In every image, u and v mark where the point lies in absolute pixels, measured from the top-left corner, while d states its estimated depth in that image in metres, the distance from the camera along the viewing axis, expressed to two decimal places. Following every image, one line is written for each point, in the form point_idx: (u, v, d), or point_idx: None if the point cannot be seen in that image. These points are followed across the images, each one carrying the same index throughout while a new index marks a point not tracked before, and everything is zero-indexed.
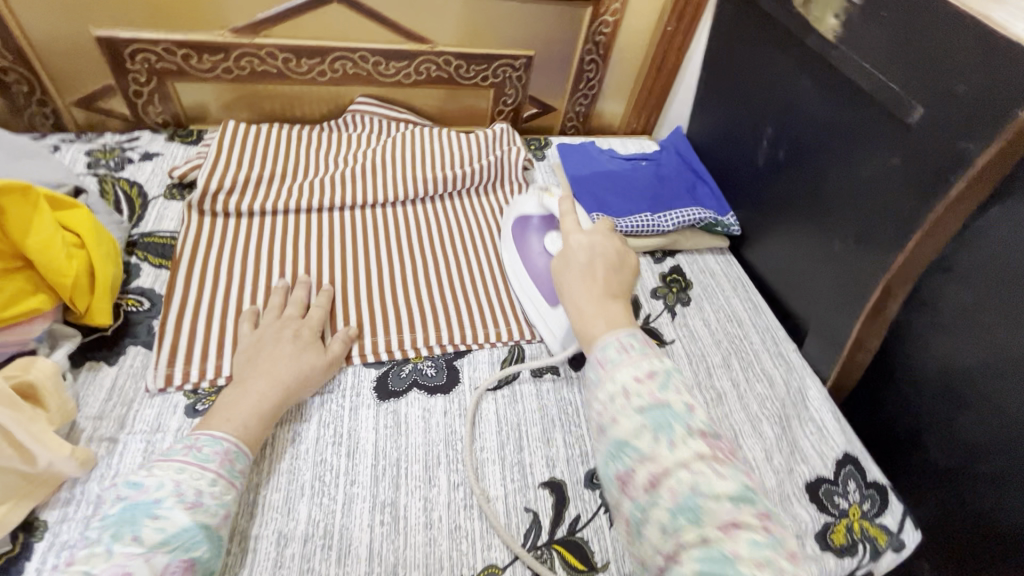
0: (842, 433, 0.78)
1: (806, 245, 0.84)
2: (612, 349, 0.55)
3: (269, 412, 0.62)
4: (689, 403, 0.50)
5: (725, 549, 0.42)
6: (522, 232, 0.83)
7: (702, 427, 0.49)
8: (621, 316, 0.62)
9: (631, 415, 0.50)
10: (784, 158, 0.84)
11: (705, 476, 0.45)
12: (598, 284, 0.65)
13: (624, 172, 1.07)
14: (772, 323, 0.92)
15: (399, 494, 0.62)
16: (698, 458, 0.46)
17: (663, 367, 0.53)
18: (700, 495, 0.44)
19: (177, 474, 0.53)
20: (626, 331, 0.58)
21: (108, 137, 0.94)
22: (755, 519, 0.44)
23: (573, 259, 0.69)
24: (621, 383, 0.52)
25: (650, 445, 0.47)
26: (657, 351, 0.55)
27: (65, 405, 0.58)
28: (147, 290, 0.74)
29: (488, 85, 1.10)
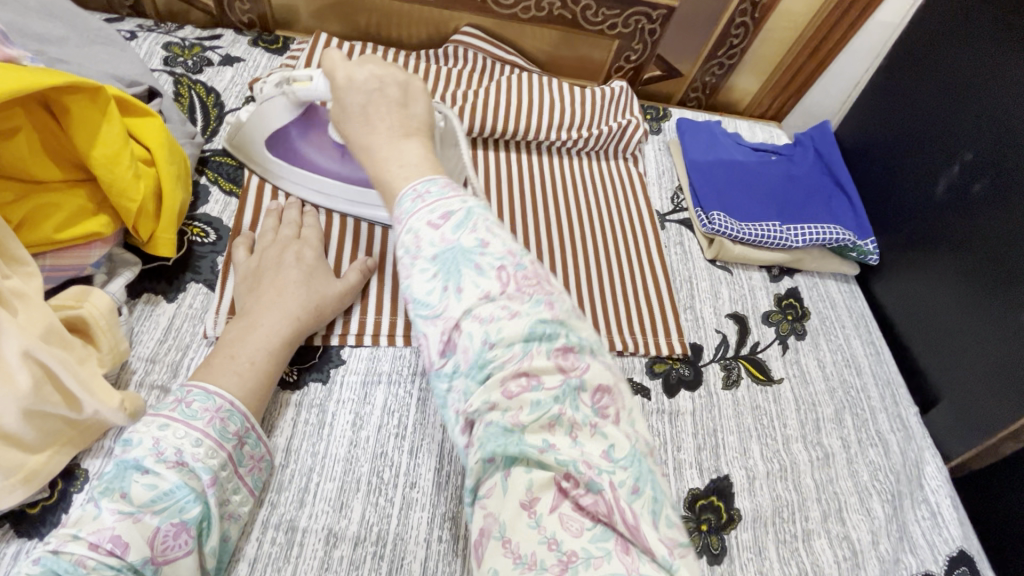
0: (961, 527, 0.66)
1: (971, 303, 0.70)
2: (406, 201, 0.39)
3: (279, 350, 0.54)
4: (484, 240, 0.36)
5: (506, 419, 0.33)
6: (291, 147, 0.65)
7: (498, 260, 0.36)
8: (420, 155, 0.43)
9: (422, 266, 0.36)
10: (979, 192, 0.70)
11: (498, 327, 0.34)
12: (384, 117, 0.45)
13: (751, 163, 0.91)
14: (896, 378, 0.78)
15: (461, 509, 0.55)
16: (488, 302, 0.34)
17: (464, 206, 0.38)
18: (488, 347, 0.33)
19: (158, 431, 0.44)
20: (425, 177, 0.41)
21: (188, 31, 0.83)
22: (547, 362, 0.34)
23: (346, 100, 0.46)
24: (414, 232, 0.37)
25: (439, 297, 0.35)
26: (463, 191, 0.39)
27: (118, 346, 0.51)
28: (214, 220, 0.66)
29: (615, 35, 0.93)
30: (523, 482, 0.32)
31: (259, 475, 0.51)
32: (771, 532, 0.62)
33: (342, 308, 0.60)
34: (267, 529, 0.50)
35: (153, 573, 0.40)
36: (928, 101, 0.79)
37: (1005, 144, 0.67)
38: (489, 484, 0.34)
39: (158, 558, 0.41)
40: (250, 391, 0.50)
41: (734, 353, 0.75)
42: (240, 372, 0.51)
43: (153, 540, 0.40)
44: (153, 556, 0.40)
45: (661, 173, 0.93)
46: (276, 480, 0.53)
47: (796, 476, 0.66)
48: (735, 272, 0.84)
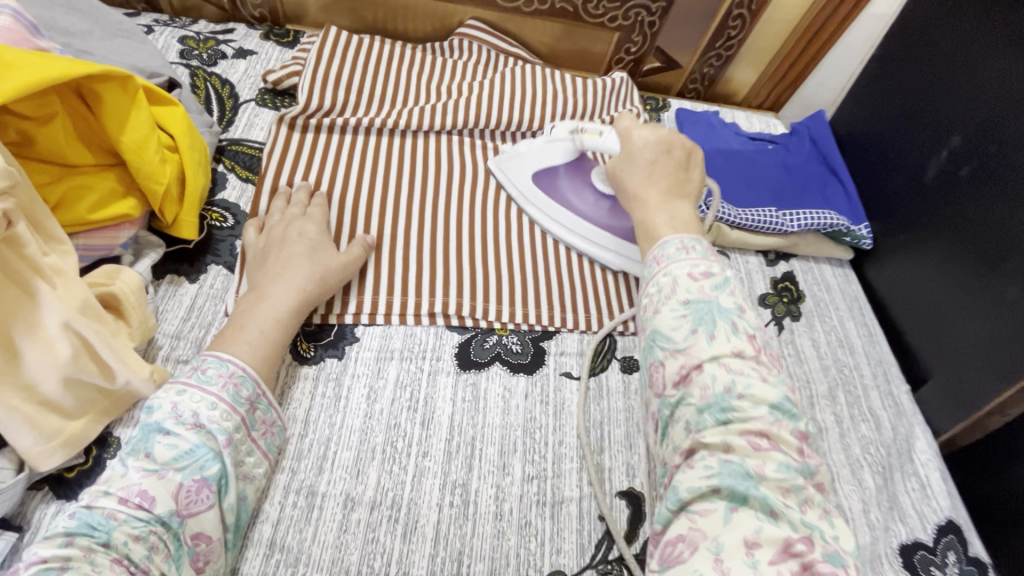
0: (949, 498, 0.69)
1: (961, 280, 0.73)
2: (671, 247, 0.50)
3: (286, 317, 0.56)
4: (740, 305, 0.46)
5: (750, 466, 0.39)
6: (552, 185, 0.75)
7: (749, 328, 0.45)
8: (688, 215, 0.56)
9: (674, 307, 0.46)
10: (966, 176, 0.72)
11: (745, 378, 0.42)
12: (663, 179, 0.59)
13: (747, 151, 0.94)
14: (888, 357, 0.81)
15: (471, 476, 0.57)
16: (735, 354, 0.43)
17: (721, 273, 0.47)
18: (733, 395, 0.41)
19: (175, 396, 0.47)
20: (689, 235, 0.52)
21: (202, 25, 0.86)
22: (791, 439, 0.41)
23: (635, 156, 0.61)
24: (674, 275, 0.48)
25: (685, 338, 0.44)
26: (719, 258, 0.49)
27: (147, 322, 0.54)
28: (232, 205, 0.69)
29: (615, 27, 0.96)
30: (752, 526, 0.37)
31: (272, 439, 0.53)
32: None
33: (346, 279, 0.63)
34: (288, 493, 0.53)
35: (179, 526, 0.43)
36: (918, 89, 0.81)
37: (991, 129, 0.70)
38: (703, 505, 0.39)
39: (183, 511, 0.43)
40: (261, 356, 0.53)
41: None
42: (251, 339, 0.53)
43: (176, 494, 0.43)
44: (178, 509, 0.43)
45: None
46: (295, 448, 0.56)
47: None
48: (732, 256, 0.86)
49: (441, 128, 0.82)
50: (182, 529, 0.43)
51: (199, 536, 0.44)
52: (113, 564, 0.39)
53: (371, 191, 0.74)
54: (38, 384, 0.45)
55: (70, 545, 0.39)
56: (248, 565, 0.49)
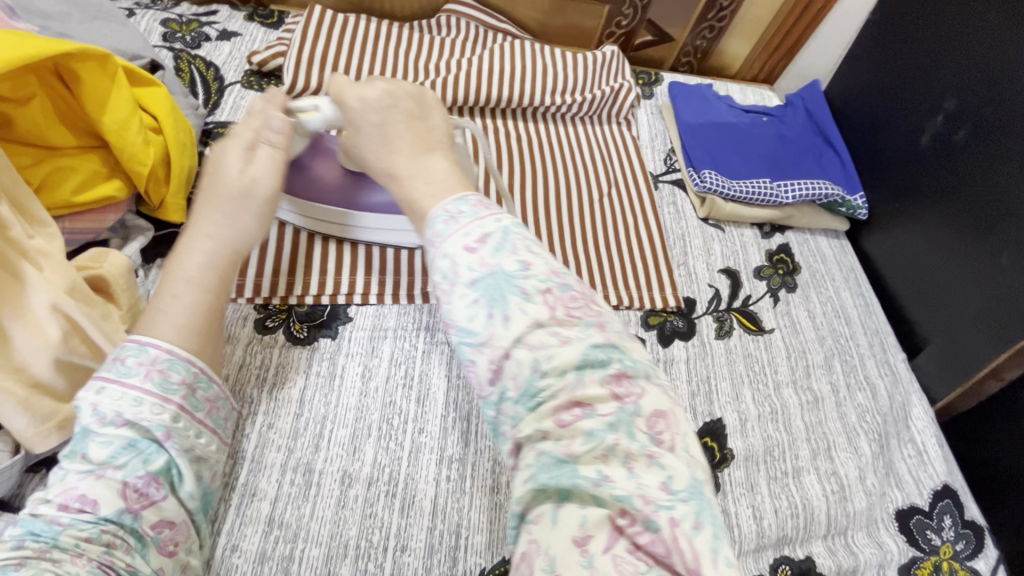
0: (945, 463, 0.70)
1: (957, 248, 0.72)
2: (437, 222, 0.40)
3: (213, 281, 0.47)
4: (526, 261, 0.37)
5: (560, 450, 0.33)
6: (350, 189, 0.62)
7: (542, 283, 0.36)
8: (442, 168, 0.45)
9: (461, 292, 0.37)
10: (961, 140, 0.72)
11: (542, 348, 0.35)
12: (395, 132, 0.48)
13: (741, 124, 0.92)
14: (884, 327, 0.81)
15: (467, 451, 0.58)
16: (538, 328, 0.35)
17: (499, 226, 0.39)
18: (540, 375, 0.34)
19: (94, 395, 0.41)
20: (458, 196, 0.42)
21: (184, 8, 0.85)
22: (602, 391, 0.34)
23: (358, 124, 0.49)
24: (450, 256, 0.38)
25: (485, 326, 0.36)
26: (500, 209, 0.40)
27: (136, 304, 0.54)
28: None
29: (605, 0, 0.94)
30: (577, 518, 0.32)
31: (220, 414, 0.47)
32: (762, 470, 0.65)
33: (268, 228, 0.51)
34: (286, 470, 0.53)
35: (135, 521, 0.40)
36: (913, 54, 0.80)
37: (986, 92, 0.69)
38: (538, 510, 0.33)
39: (134, 505, 0.40)
40: (189, 331, 0.45)
41: (727, 306, 0.77)
42: (178, 321, 0.45)
43: (122, 491, 0.40)
44: (129, 505, 0.40)
45: (653, 137, 0.95)
46: (291, 427, 0.56)
47: (786, 419, 0.69)
48: (727, 230, 0.86)
49: None
50: (138, 523, 0.40)
51: (160, 524, 0.42)
52: (75, 558, 0.37)
53: None
54: (25, 366, 0.45)
55: (21, 547, 0.36)
56: (247, 542, 0.50)
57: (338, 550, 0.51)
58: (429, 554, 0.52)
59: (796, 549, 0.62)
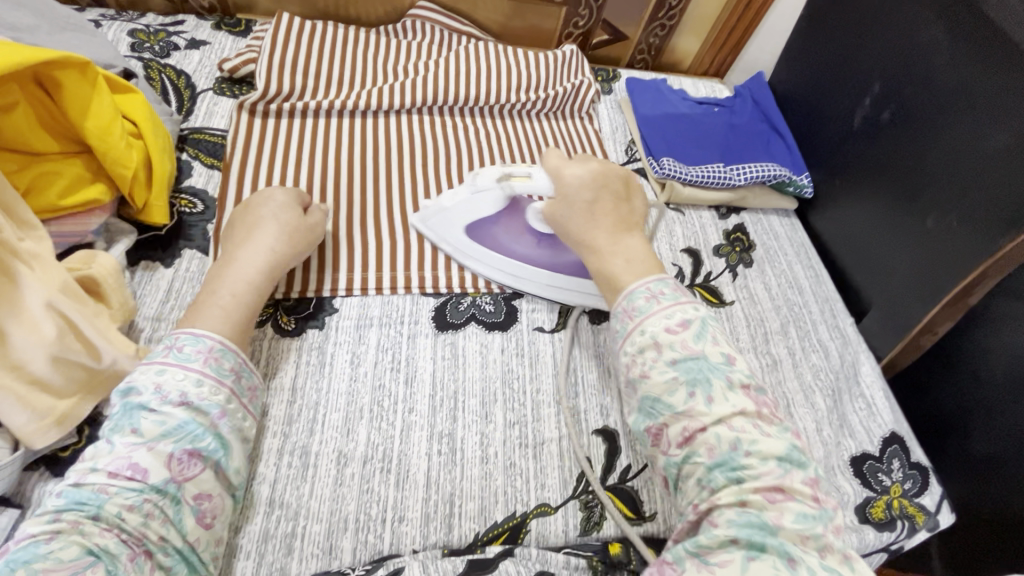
0: (891, 412, 0.76)
1: (892, 216, 0.79)
2: (641, 298, 0.51)
3: (258, 279, 0.57)
4: (727, 354, 0.47)
5: (768, 518, 0.39)
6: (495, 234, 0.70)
7: (743, 378, 0.46)
8: (641, 250, 0.57)
9: (662, 369, 0.46)
10: (887, 120, 0.79)
11: (750, 436, 0.43)
12: (604, 218, 0.58)
13: (695, 115, 0.99)
14: (833, 294, 0.88)
15: (456, 427, 0.61)
16: (739, 414, 0.44)
17: (697, 316, 0.49)
18: (741, 453, 0.42)
19: (155, 377, 0.47)
20: (654, 278, 0.53)
21: (151, 18, 0.86)
22: (803, 487, 0.41)
23: (570, 196, 0.59)
24: (652, 333, 0.48)
25: (685, 402, 0.45)
26: (691, 296, 0.51)
27: (127, 303, 0.56)
28: (200, 192, 0.70)
29: (562, 2, 0.99)
30: (768, 570, 0.36)
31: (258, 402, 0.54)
32: None
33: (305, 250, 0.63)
34: (284, 454, 0.56)
35: (179, 490, 0.44)
36: (842, 44, 0.88)
37: (905, 75, 0.77)
38: (721, 556, 0.38)
39: (179, 477, 0.44)
40: (234, 325, 0.53)
41: (691, 283, 0.83)
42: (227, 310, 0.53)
43: (169, 463, 0.44)
44: (173, 476, 0.44)
45: (615, 130, 1.00)
46: (286, 413, 0.58)
47: None
48: (687, 213, 0.92)
49: (401, 108, 0.85)
50: (182, 493, 0.44)
51: (201, 495, 0.45)
52: (104, 532, 0.40)
53: (338, 171, 0.77)
54: (24, 364, 0.46)
55: (58, 520, 0.39)
56: (250, 523, 0.52)
57: (339, 525, 0.53)
58: (426, 523, 0.55)
59: None
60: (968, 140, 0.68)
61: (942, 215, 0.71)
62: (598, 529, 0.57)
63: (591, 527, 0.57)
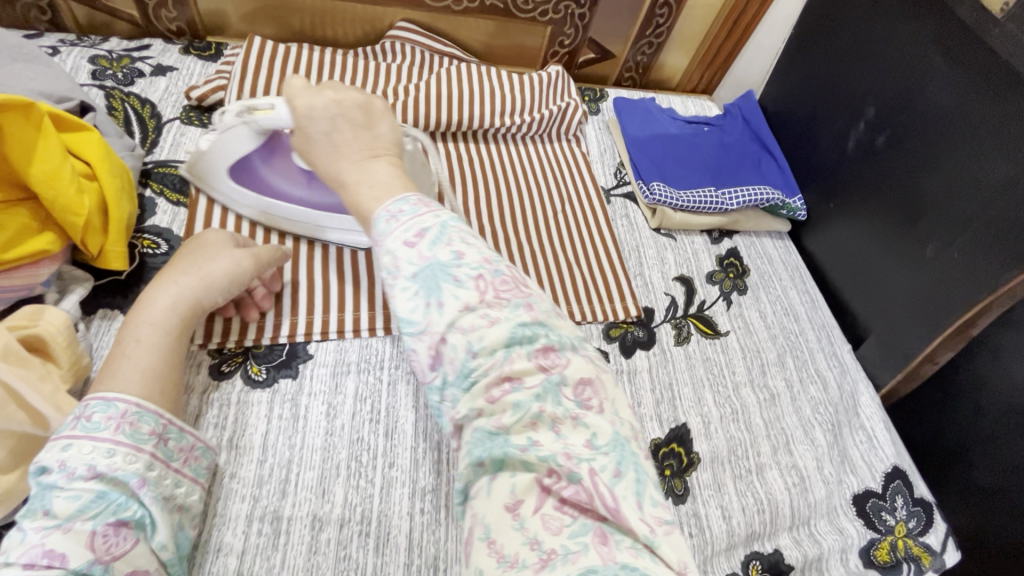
0: (894, 446, 0.74)
1: (890, 243, 0.77)
2: (379, 221, 0.42)
3: (175, 326, 0.53)
4: (459, 251, 0.39)
5: (491, 423, 0.36)
6: (253, 173, 0.65)
7: (474, 270, 0.39)
8: (388, 176, 0.47)
9: (403, 284, 0.39)
10: (882, 144, 0.77)
11: (472, 327, 0.37)
12: (342, 141, 0.49)
13: (685, 135, 0.96)
14: (830, 321, 0.85)
15: (439, 481, 0.58)
16: (467, 312, 0.38)
17: (437, 221, 0.41)
18: (471, 356, 0.37)
19: (61, 453, 0.42)
20: (400, 197, 0.44)
21: (114, 43, 0.82)
22: (528, 365, 0.37)
23: (310, 130, 0.51)
24: (391, 252, 0.40)
25: (421, 313, 0.38)
26: (435, 207, 0.42)
27: (80, 362, 0.51)
28: (164, 231, 0.66)
29: (547, 21, 0.97)
30: (507, 487, 0.35)
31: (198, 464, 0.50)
32: (727, 470, 0.67)
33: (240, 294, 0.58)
34: (253, 521, 0.52)
35: (106, 571, 0.40)
36: (834, 64, 0.86)
37: (900, 99, 0.75)
38: (477, 485, 0.36)
39: (105, 557, 0.40)
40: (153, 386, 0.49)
41: (684, 313, 0.80)
42: (142, 365, 0.49)
43: (92, 542, 0.40)
44: (97, 557, 0.40)
45: (603, 151, 0.97)
46: (254, 474, 0.54)
47: (746, 418, 0.72)
48: (678, 238, 0.89)
49: None
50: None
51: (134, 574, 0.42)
52: None
53: None
54: None
55: None
56: None
57: None
58: None
59: (765, 544, 0.64)
60: (968, 167, 0.66)
61: (944, 244, 0.69)
62: None
63: None
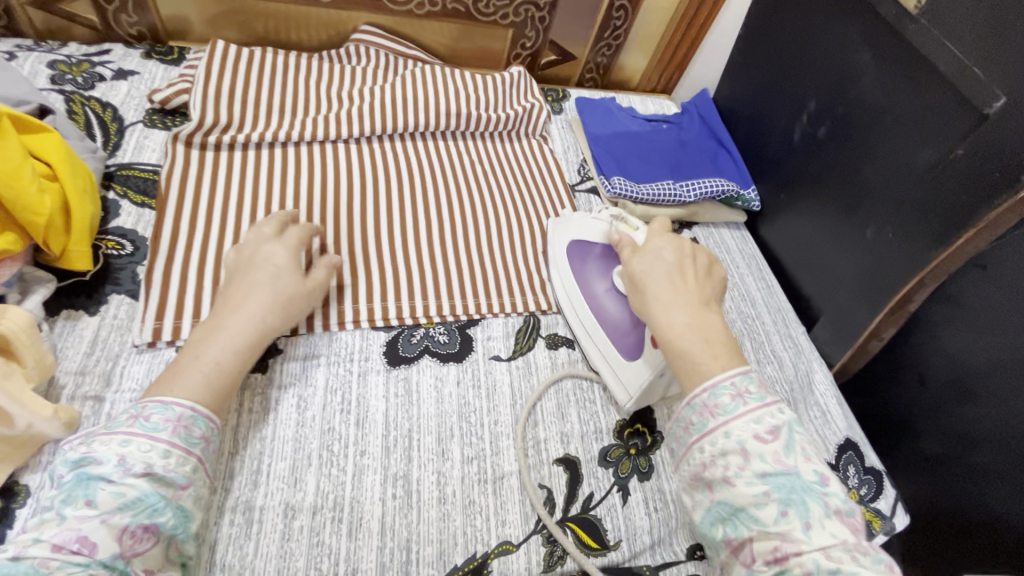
0: (845, 419, 0.78)
1: (834, 227, 0.82)
2: (725, 395, 0.49)
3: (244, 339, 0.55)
4: (821, 474, 0.44)
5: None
6: (582, 259, 0.74)
7: (840, 501, 0.43)
8: (717, 328, 0.56)
9: (749, 479, 0.44)
10: (824, 136, 0.82)
11: (846, 562, 0.39)
12: (690, 290, 0.59)
13: (645, 132, 1.00)
14: (784, 304, 0.90)
15: (411, 467, 0.59)
16: (840, 546, 0.40)
17: (785, 424, 0.47)
18: (836, 574, 0.39)
19: (120, 448, 0.45)
20: (739, 372, 0.51)
21: (73, 48, 0.81)
22: None
23: (658, 260, 0.63)
24: (742, 438, 0.46)
25: (777, 521, 0.42)
26: (775, 401, 0.49)
27: (44, 360, 0.51)
28: (128, 232, 0.66)
29: (508, 24, 1.00)
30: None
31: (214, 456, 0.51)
32: None
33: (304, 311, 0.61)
34: (221, 511, 0.52)
35: (126, 566, 0.41)
36: (779, 62, 0.91)
37: (837, 93, 0.79)
38: None
39: (128, 553, 0.41)
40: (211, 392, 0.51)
41: None
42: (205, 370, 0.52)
43: (120, 537, 0.41)
44: (123, 551, 0.41)
45: (566, 149, 1.00)
46: (224, 466, 0.55)
47: None
48: None
49: (347, 137, 0.83)
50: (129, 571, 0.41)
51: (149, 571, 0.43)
52: None
53: (283, 202, 0.74)
54: None
55: None
56: None
57: None
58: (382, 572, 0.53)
59: None
60: (898, 154, 0.70)
61: (880, 227, 0.74)
62: (562, 563, 0.56)
63: (555, 561, 0.56)
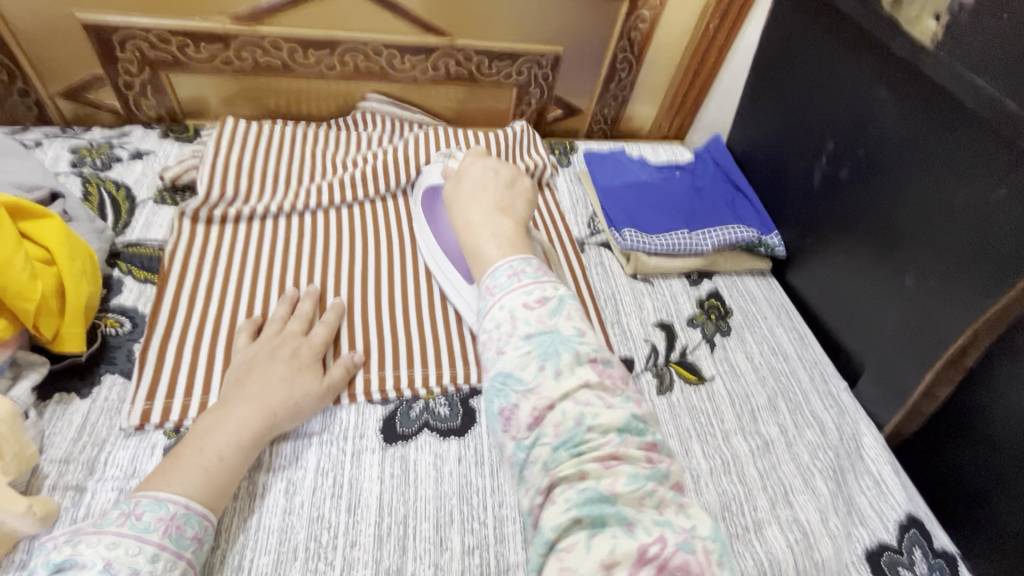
0: (905, 491, 0.68)
1: (870, 273, 0.75)
2: (502, 276, 0.48)
3: (248, 438, 0.53)
4: (580, 329, 0.44)
5: (603, 488, 0.37)
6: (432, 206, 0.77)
7: (593, 352, 0.43)
8: (513, 231, 0.56)
9: (518, 344, 0.43)
10: (846, 177, 0.77)
11: (590, 406, 0.40)
12: (485, 196, 0.59)
13: (656, 181, 0.97)
14: (822, 358, 0.82)
15: (405, 560, 0.54)
16: (584, 387, 0.41)
17: (557, 296, 0.46)
18: (584, 428, 0.39)
19: (107, 550, 0.42)
20: (519, 258, 0.50)
21: (96, 133, 0.86)
22: (637, 453, 0.39)
23: (464, 176, 0.62)
24: (510, 309, 0.45)
25: (535, 375, 0.41)
26: (553, 279, 0.47)
27: (24, 451, 0.50)
28: (129, 309, 0.66)
29: (512, 83, 1.01)
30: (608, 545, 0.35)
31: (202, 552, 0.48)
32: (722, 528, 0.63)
33: (317, 411, 0.60)
34: None
35: None
36: (792, 104, 0.87)
37: (856, 132, 0.75)
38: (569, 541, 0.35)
39: None
40: (212, 491, 0.50)
41: (665, 359, 0.78)
42: (207, 467, 0.50)
43: None
44: None
45: (576, 203, 0.98)
46: (205, 563, 0.51)
47: (739, 469, 0.68)
48: (655, 282, 0.88)
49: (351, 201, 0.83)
50: None
51: None
52: None
53: (284, 272, 0.73)
54: None
55: None
56: None
57: None
58: None
59: None
60: (932, 193, 0.65)
61: (921, 274, 0.67)
62: None
63: None
